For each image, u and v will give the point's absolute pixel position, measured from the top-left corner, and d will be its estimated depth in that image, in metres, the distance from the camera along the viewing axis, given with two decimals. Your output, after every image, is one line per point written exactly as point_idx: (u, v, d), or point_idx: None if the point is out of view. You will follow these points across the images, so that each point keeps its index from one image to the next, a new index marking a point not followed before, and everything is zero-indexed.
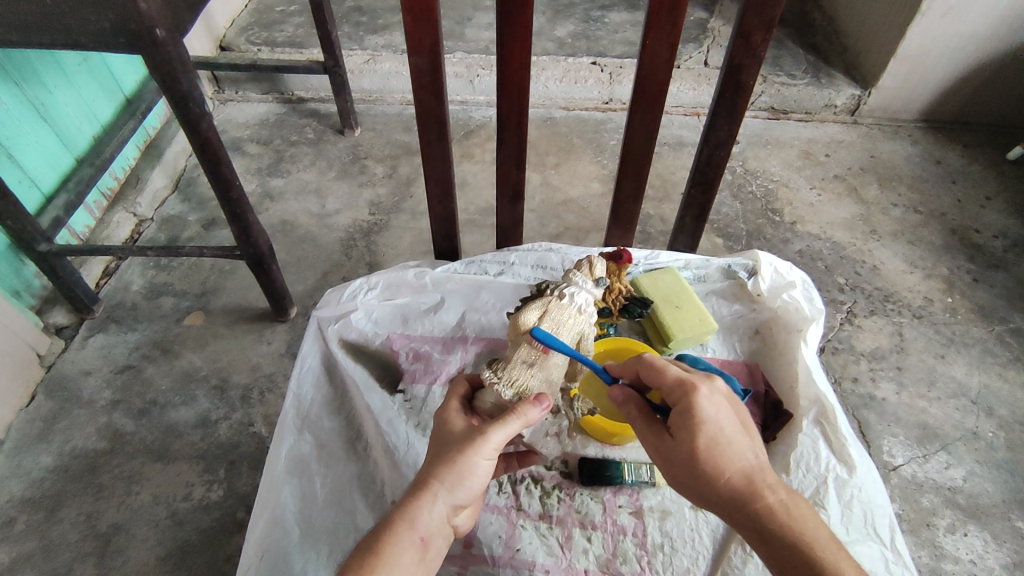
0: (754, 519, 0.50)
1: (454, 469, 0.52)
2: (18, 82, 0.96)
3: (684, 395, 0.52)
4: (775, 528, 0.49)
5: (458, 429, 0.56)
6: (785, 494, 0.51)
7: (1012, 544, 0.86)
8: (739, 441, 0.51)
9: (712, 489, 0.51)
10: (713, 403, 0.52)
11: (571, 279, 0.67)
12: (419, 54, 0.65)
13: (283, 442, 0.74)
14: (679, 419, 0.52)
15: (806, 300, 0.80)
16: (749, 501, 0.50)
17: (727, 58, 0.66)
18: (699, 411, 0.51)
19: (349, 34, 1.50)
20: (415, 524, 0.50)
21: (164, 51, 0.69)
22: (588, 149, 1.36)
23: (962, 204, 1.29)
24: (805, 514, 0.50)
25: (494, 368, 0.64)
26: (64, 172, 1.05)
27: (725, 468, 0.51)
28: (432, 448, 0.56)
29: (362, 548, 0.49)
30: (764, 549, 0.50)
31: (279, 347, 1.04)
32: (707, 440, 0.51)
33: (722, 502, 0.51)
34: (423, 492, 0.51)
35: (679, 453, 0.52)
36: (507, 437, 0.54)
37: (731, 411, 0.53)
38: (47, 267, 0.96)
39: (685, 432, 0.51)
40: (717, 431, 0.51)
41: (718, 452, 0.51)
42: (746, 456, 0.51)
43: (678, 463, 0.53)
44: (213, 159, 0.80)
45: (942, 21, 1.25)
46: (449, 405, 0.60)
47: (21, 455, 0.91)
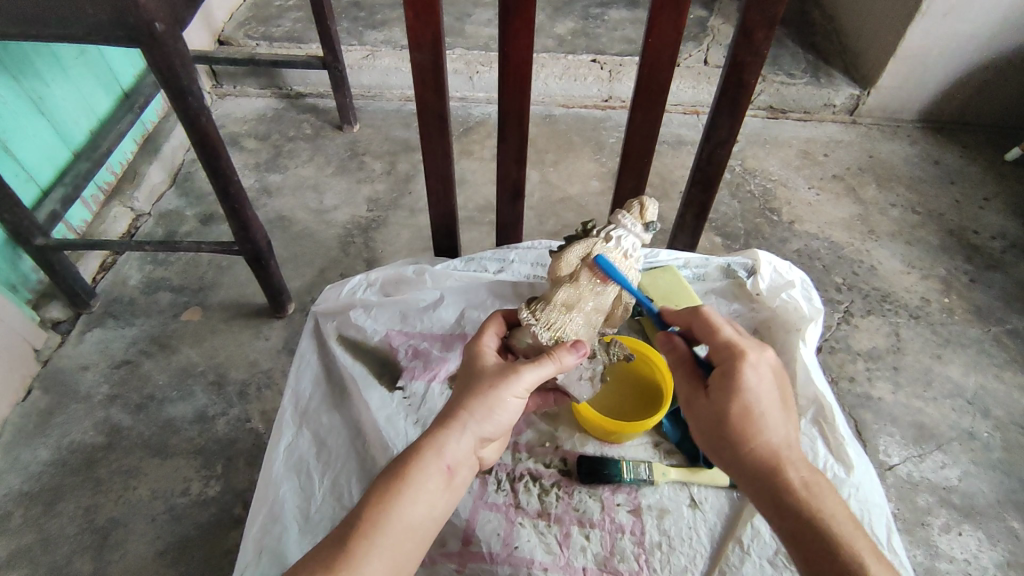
0: (772, 494, 0.50)
1: (484, 401, 0.53)
2: (15, 75, 0.95)
3: (732, 358, 0.53)
4: (794, 503, 0.49)
5: (490, 365, 0.58)
6: (807, 473, 0.51)
7: (1007, 543, 0.86)
8: (776, 411, 0.52)
9: (739, 455, 0.52)
10: (758, 373, 0.53)
11: (618, 221, 0.64)
12: (421, 50, 0.65)
13: (281, 438, 0.74)
14: (721, 380, 0.53)
15: (804, 299, 0.80)
16: (772, 474, 0.50)
17: (729, 56, 0.66)
18: (744, 375, 0.52)
19: (348, 30, 1.49)
20: (443, 451, 0.51)
21: (164, 45, 0.69)
22: (588, 147, 1.36)
23: (959, 205, 1.29)
24: (827, 495, 0.50)
25: (533, 309, 0.63)
26: (62, 166, 1.05)
27: (755, 436, 0.51)
28: (462, 383, 0.57)
29: (389, 470, 0.50)
30: (777, 522, 0.50)
31: (277, 343, 1.04)
32: (743, 406, 0.52)
33: (746, 473, 0.52)
34: (453, 420, 0.53)
35: (714, 412, 0.53)
36: (537, 375, 0.56)
37: (773, 383, 0.53)
38: (44, 260, 0.95)
39: (725, 393, 0.53)
40: (753, 401, 0.52)
41: (753, 419, 0.51)
42: (778, 430, 0.52)
43: (710, 423, 0.54)
44: (213, 153, 0.80)
45: (942, 21, 1.25)
46: (482, 345, 0.62)
47: (18, 449, 0.90)
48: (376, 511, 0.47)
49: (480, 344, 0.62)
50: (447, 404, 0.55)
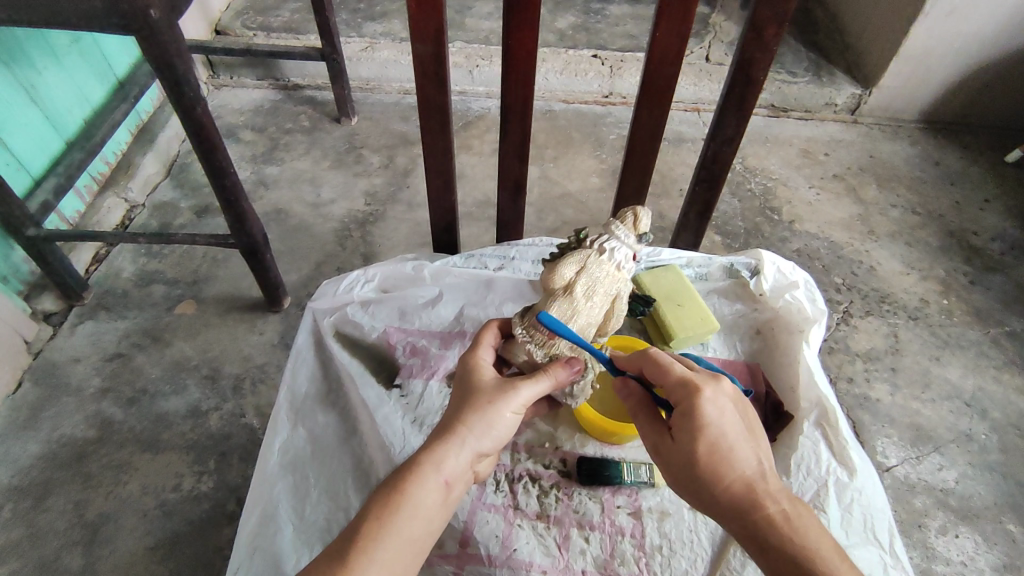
0: (752, 529, 0.49)
1: (483, 416, 0.52)
2: (7, 61, 0.93)
3: (687, 396, 0.52)
4: (776, 540, 0.48)
5: (488, 377, 0.56)
6: (786, 502, 0.49)
7: (1003, 546, 0.86)
8: (742, 445, 0.51)
9: (713, 498, 0.51)
10: (716, 406, 0.51)
11: (612, 232, 0.63)
12: (423, 41, 0.64)
13: (276, 436, 0.72)
14: (681, 421, 0.52)
15: (809, 300, 0.79)
16: (749, 509, 0.49)
17: (738, 52, 0.65)
18: (702, 413, 0.51)
19: (347, 21, 1.48)
20: (443, 464, 0.50)
21: (159, 33, 0.67)
22: (588, 143, 1.34)
23: (959, 206, 1.28)
24: (808, 525, 0.48)
25: (526, 325, 0.62)
26: (54, 155, 1.03)
27: (726, 474, 0.50)
28: (460, 392, 0.56)
29: (387, 484, 0.49)
30: (761, 559, 0.48)
31: (272, 338, 1.02)
32: (708, 446, 0.50)
33: (723, 513, 0.50)
34: (454, 434, 0.51)
35: (681, 456, 0.52)
36: (536, 392, 0.55)
37: (735, 414, 0.52)
38: (35, 251, 0.94)
39: (687, 435, 0.51)
40: (718, 437, 0.51)
41: (721, 458, 0.50)
42: (746, 464, 0.50)
43: (679, 469, 0.52)
44: (209, 145, 0.79)
45: (945, 21, 1.24)
46: (480, 351, 0.60)
47: (7, 442, 0.89)
48: (374, 528, 0.46)
49: (478, 350, 0.60)
50: (447, 414, 0.54)
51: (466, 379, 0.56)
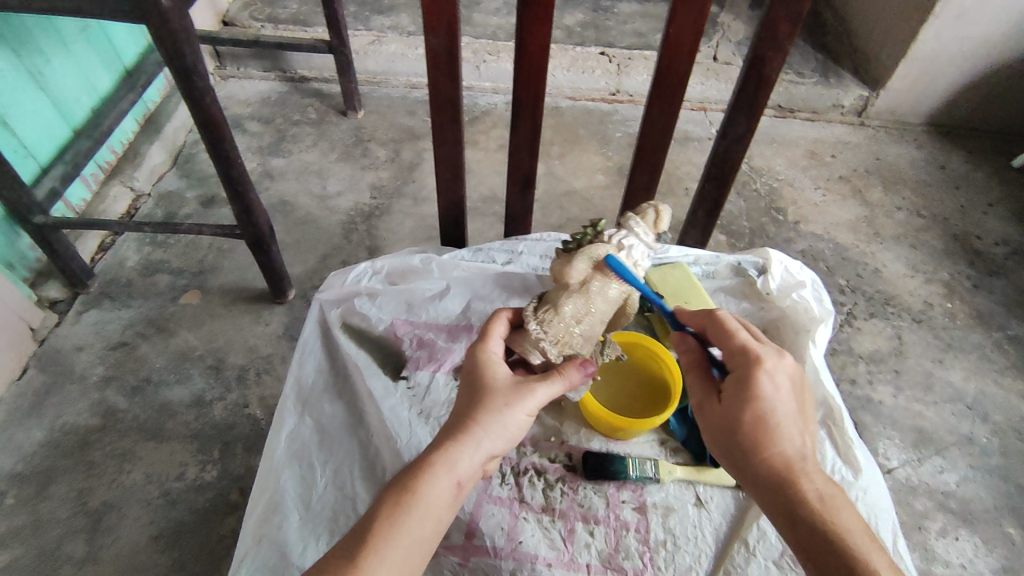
0: (786, 507, 0.49)
1: (497, 417, 0.52)
2: (15, 49, 0.93)
3: (746, 365, 0.52)
4: (807, 517, 0.48)
5: (501, 377, 0.56)
6: (824, 484, 0.50)
7: (1002, 549, 0.87)
8: (790, 421, 0.51)
9: (750, 466, 0.51)
10: (773, 380, 0.51)
11: (630, 227, 0.64)
12: (436, 34, 0.63)
13: (283, 425, 0.73)
14: (736, 387, 0.52)
15: (815, 300, 0.80)
16: (783, 486, 0.50)
17: (751, 51, 0.65)
18: (758, 383, 0.51)
19: (355, 14, 1.47)
20: (456, 464, 0.50)
21: (170, 22, 0.67)
22: (594, 141, 1.34)
23: (964, 210, 1.28)
24: (842, 508, 0.49)
25: (540, 319, 0.63)
26: (61, 143, 1.03)
27: (767, 446, 0.50)
28: (472, 388, 0.55)
29: (400, 482, 0.49)
30: (789, 533, 0.49)
31: (276, 329, 1.03)
32: (756, 415, 0.51)
33: (758, 485, 0.51)
34: (468, 434, 0.51)
35: (726, 418, 0.53)
36: (548, 395, 0.56)
37: (791, 391, 0.52)
38: (42, 239, 0.94)
39: (738, 399, 0.52)
40: (769, 409, 0.51)
41: (767, 429, 0.50)
42: (792, 441, 0.51)
43: (721, 430, 0.53)
44: (217, 135, 0.79)
45: (954, 24, 1.24)
46: (491, 347, 0.60)
47: (12, 429, 0.89)
48: (387, 527, 0.46)
49: (489, 345, 0.60)
50: (458, 412, 0.54)
51: (479, 376, 0.56)
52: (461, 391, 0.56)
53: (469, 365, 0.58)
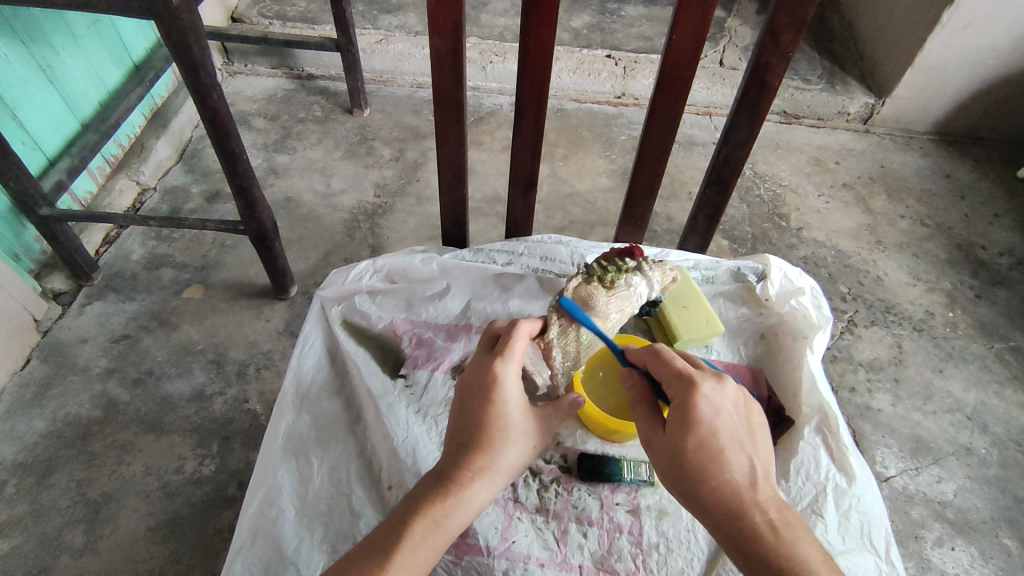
0: (741, 538, 0.49)
1: (513, 460, 0.55)
2: (25, 42, 0.94)
3: (682, 392, 0.53)
4: (762, 549, 0.48)
5: (522, 414, 0.57)
6: (778, 514, 0.49)
7: (998, 560, 0.86)
8: (735, 446, 0.51)
9: (699, 496, 0.51)
10: (712, 404, 0.52)
11: (649, 274, 0.72)
12: (441, 35, 0.64)
13: (281, 420, 0.74)
14: (675, 413, 0.52)
15: (815, 306, 0.80)
16: (736, 515, 0.49)
17: (754, 56, 0.65)
18: (697, 408, 0.51)
19: (363, 13, 1.48)
20: (475, 499, 0.52)
21: (178, 18, 0.68)
22: (598, 143, 1.35)
23: (969, 219, 1.28)
24: (797, 538, 0.48)
25: (563, 351, 0.69)
26: (69, 136, 1.04)
27: (716, 475, 0.50)
28: (493, 415, 0.55)
29: (428, 512, 0.50)
30: (746, 566, 0.48)
31: (277, 325, 1.03)
32: (698, 439, 0.51)
33: (711, 515, 0.50)
34: (488, 470, 0.53)
35: (671, 447, 0.52)
36: (548, 432, 0.60)
37: (731, 416, 0.52)
38: (47, 231, 0.95)
39: (680, 425, 0.52)
40: (711, 433, 0.51)
41: (712, 455, 0.50)
42: (741, 469, 0.51)
43: (669, 461, 0.52)
44: (223, 132, 0.79)
45: (962, 33, 1.24)
46: (514, 364, 0.58)
47: (15, 418, 0.90)
48: (412, 556, 0.48)
49: (513, 361, 0.58)
50: (479, 441, 0.54)
51: (501, 401, 0.56)
52: (480, 411, 0.55)
53: (495, 382, 0.56)
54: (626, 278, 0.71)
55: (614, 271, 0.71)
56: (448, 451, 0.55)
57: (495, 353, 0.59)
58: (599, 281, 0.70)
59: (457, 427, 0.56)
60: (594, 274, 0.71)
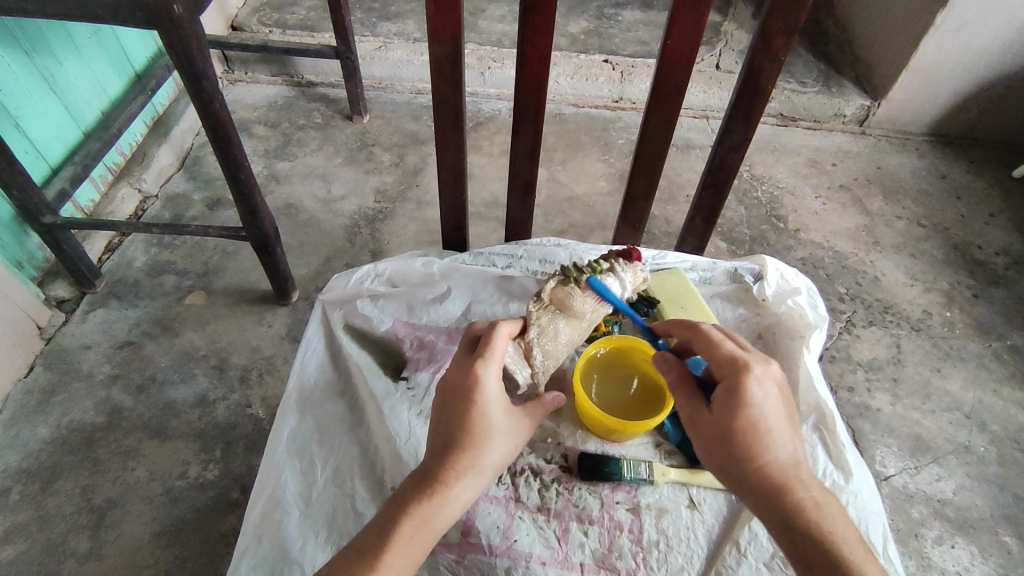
0: (783, 516, 0.50)
1: (497, 458, 0.56)
2: (28, 52, 0.95)
3: (734, 374, 0.55)
4: (801, 524, 0.50)
5: (503, 413, 0.57)
6: (817, 493, 0.51)
7: (998, 558, 0.87)
8: (783, 431, 0.53)
9: (742, 473, 0.52)
10: (762, 388, 0.54)
11: (621, 273, 0.74)
12: (440, 42, 0.65)
13: (285, 423, 0.74)
14: (726, 395, 0.54)
15: (810, 306, 0.81)
16: (778, 493, 0.51)
17: (747, 61, 0.66)
18: (748, 390, 0.54)
19: (362, 20, 1.49)
20: (459, 498, 0.53)
21: (181, 28, 0.69)
22: (597, 147, 1.36)
23: (965, 220, 1.29)
24: (833, 516, 0.50)
25: (544, 351, 0.70)
26: (71, 145, 1.05)
27: (761, 453, 0.52)
28: (474, 416, 0.55)
29: (416, 513, 0.51)
30: (783, 540, 0.50)
31: (280, 330, 1.04)
32: (751, 419, 0.53)
33: (753, 491, 0.52)
34: (472, 470, 0.54)
35: (722, 425, 0.54)
36: (529, 429, 0.61)
37: (778, 399, 0.55)
38: (51, 239, 0.96)
39: (731, 406, 0.54)
40: (759, 414, 0.53)
41: (762, 434, 0.52)
42: (785, 447, 0.53)
43: (714, 439, 0.54)
44: (225, 138, 0.80)
45: (955, 35, 1.25)
46: (495, 364, 0.59)
47: (19, 425, 0.91)
48: (399, 556, 0.50)
49: (494, 362, 0.59)
50: (459, 442, 0.54)
51: (483, 402, 0.56)
52: (462, 412, 0.56)
53: (477, 384, 0.57)
54: (600, 278, 0.73)
55: (590, 272, 0.73)
56: (432, 450, 0.55)
57: (476, 354, 0.59)
58: (576, 282, 0.72)
59: (438, 428, 0.56)
60: (570, 275, 0.72)
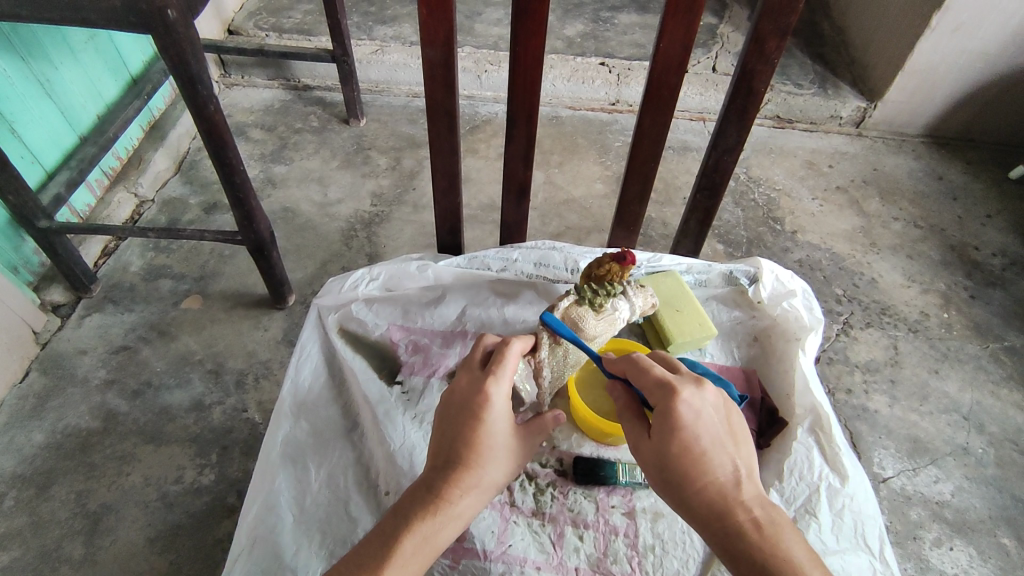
0: (729, 537, 0.49)
1: (498, 477, 0.56)
2: (23, 57, 0.95)
3: (664, 398, 0.54)
4: (745, 545, 0.48)
5: (508, 432, 0.57)
6: (760, 510, 0.50)
7: (997, 560, 0.87)
8: (718, 450, 0.52)
9: (685, 499, 0.51)
10: (692, 409, 0.53)
11: (633, 296, 0.73)
12: (433, 46, 0.65)
13: (279, 428, 0.74)
14: (660, 419, 0.53)
15: (806, 309, 0.81)
16: (720, 516, 0.50)
17: (740, 64, 0.66)
18: (677, 413, 0.52)
19: (358, 24, 1.49)
20: (461, 516, 0.53)
21: (175, 32, 0.69)
22: (593, 150, 1.36)
23: (962, 221, 1.29)
24: (781, 531, 0.49)
25: (552, 370, 0.71)
26: (67, 149, 1.05)
27: (699, 477, 0.51)
28: (479, 433, 0.55)
29: (418, 529, 0.51)
30: (733, 563, 0.49)
31: (276, 334, 1.04)
32: (684, 442, 0.52)
33: (698, 516, 0.51)
34: (476, 488, 0.54)
35: (659, 451, 0.53)
36: (533, 449, 0.61)
37: (711, 417, 0.53)
38: (46, 244, 0.95)
39: (665, 430, 0.52)
40: (691, 437, 0.52)
41: (698, 456, 0.51)
42: (722, 467, 0.51)
43: (655, 466, 0.53)
44: (220, 143, 0.80)
45: (951, 37, 1.25)
46: (505, 382, 0.58)
47: (14, 430, 0.90)
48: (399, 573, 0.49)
49: (505, 380, 0.58)
50: (461, 459, 0.54)
51: (489, 420, 0.56)
52: (468, 428, 0.55)
53: (485, 402, 0.56)
54: (613, 301, 0.71)
55: (604, 294, 0.71)
56: (434, 465, 0.55)
57: (487, 371, 0.59)
58: (591, 304, 0.70)
59: (441, 444, 0.56)
60: (586, 297, 0.70)
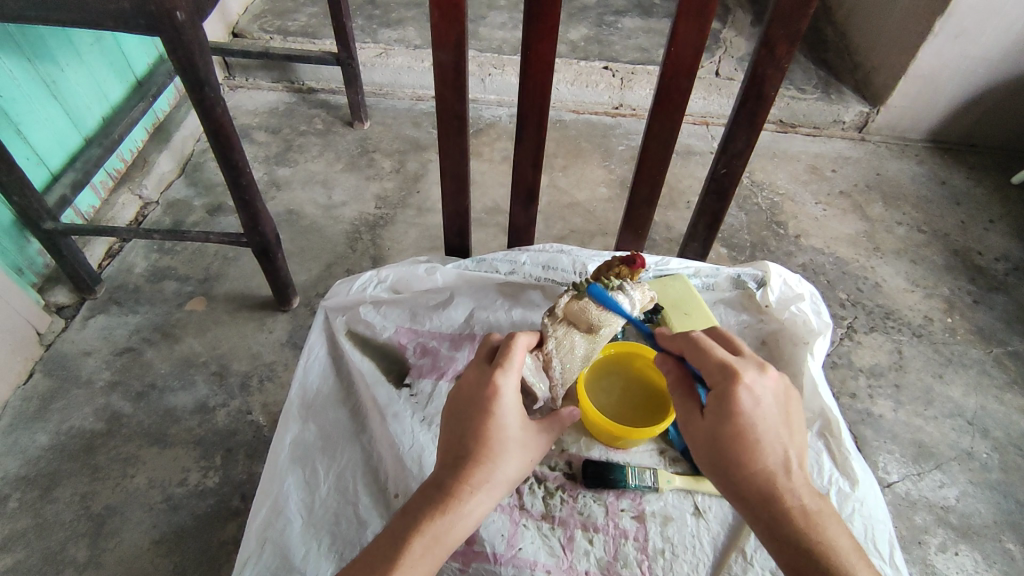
0: (775, 524, 0.49)
1: (511, 475, 0.55)
2: (29, 58, 0.95)
3: (725, 380, 0.54)
4: (793, 533, 0.49)
5: (519, 428, 0.57)
6: (809, 499, 0.51)
7: (1001, 564, 0.87)
8: (773, 438, 0.52)
9: (736, 482, 0.51)
10: (752, 395, 0.53)
11: (630, 289, 0.72)
12: (444, 49, 0.65)
13: (288, 430, 0.74)
14: (717, 403, 0.53)
15: (813, 313, 0.81)
16: (772, 502, 0.50)
17: (750, 68, 0.67)
18: (739, 396, 0.53)
19: (363, 27, 1.50)
20: (473, 513, 0.52)
21: (184, 34, 0.69)
22: (597, 153, 1.36)
23: (965, 225, 1.29)
24: (830, 522, 0.50)
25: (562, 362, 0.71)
26: (73, 151, 1.05)
27: (753, 461, 0.51)
28: (488, 429, 0.55)
29: (428, 528, 0.50)
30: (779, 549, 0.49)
31: (281, 336, 1.04)
32: (739, 427, 0.52)
33: (747, 501, 0.51)
34: (487, 484, 0.54)
35: (713, 434, 0.53)
36: (545, 445, 0.60)
37: (772, 404, 0.53)
38: (51, 245, 0.95)
39: (721, 412, 0.53)
40: (749, 422, 0.52)
41: (753, 442, 0.51)
42: (775, 455, 0.52)
43: (706, 444, 0.53)
44: (227, 145, 0.80)
45: (954, 43, 1.26)
46: (513, 375, 0.59)
47: (18, 432, 0.90)
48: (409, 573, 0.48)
49: (512, 372, 0.59)
50: (472, 456, 0.54)
51: (499, 413, 0.56)
52: (478, 422, 0.56)
53: (493, 395, 0.57)
54: (610, 295, 0.71)
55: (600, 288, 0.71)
56: (445, 463, 0.55)
57: (493, 365, 0.60)
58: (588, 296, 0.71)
59: (453, 440, 0.56)
60: (582, 290, 0.71)
